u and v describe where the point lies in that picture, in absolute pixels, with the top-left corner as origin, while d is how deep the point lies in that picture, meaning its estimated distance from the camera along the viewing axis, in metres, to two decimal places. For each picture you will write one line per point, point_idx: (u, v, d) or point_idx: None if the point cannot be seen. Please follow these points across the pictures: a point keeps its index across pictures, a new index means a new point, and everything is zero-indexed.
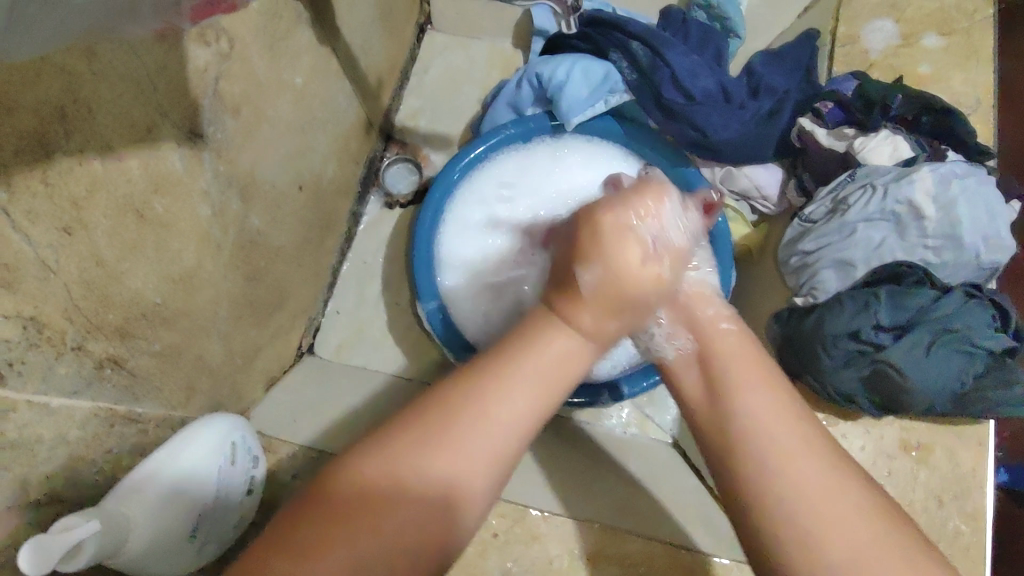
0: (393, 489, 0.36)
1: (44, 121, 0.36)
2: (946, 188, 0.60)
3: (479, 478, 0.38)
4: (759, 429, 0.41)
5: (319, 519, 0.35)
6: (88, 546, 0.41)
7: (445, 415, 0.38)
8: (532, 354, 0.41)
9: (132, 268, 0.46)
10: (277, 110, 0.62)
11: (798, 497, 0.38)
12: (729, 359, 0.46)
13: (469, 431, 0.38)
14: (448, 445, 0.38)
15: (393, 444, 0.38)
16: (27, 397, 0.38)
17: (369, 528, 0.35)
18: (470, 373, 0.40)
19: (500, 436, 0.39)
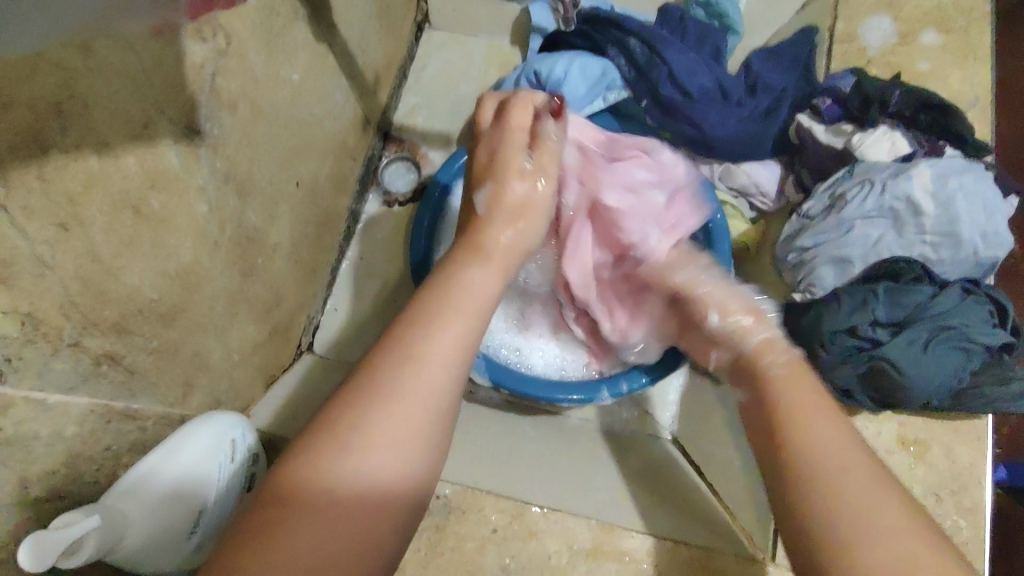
0: (327, 482, 0.37)
1: (40, 118, 0.36)
2: (942, 185, 0.60)
3: (413, 443, 0.39)
4: (826, 463, 0.39)
5: (263, 519, 0.36)
6: (89, 543, 0.41)
7: (360, 396, 0.39)
8: (439, 322, 0.43)
9: (129, 265, 0.46)
10: (274, 106, 0.62)
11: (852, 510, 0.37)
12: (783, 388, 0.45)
13: (393, 408, 0.39)
14: (371, 415, 0.38)
15: (323, 432, 0.38)
16: (25, 393, 0.39)
17: (315, 519, 0.36)
18: (389, 353, 0.41)
19: (420, 403, 0.39)
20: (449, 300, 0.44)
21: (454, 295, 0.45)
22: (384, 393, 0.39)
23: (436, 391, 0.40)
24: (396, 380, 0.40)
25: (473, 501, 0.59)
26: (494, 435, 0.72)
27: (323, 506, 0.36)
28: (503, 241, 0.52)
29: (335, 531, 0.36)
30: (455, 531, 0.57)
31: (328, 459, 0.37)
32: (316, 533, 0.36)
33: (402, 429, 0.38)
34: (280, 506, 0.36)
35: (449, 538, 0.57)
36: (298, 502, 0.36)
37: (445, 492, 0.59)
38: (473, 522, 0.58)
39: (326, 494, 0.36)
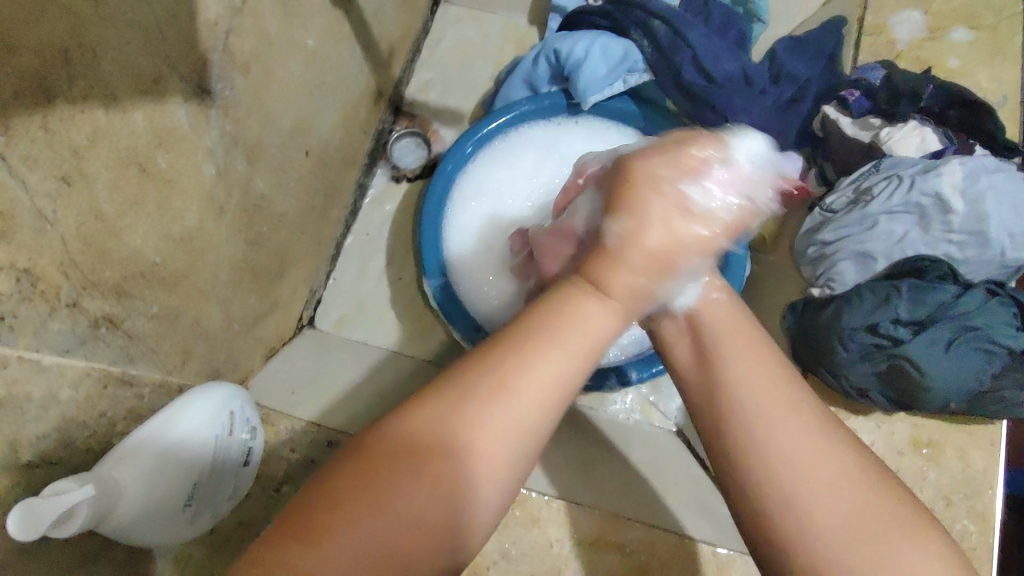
0: (428, 456, 0.33)
1: (47, 63, 0.34)
2: (973, 183, 0.58)
3: (513, 439, 0.35)
4: (755, 403, 0.37)
5: (352, 485, 0.32)
6: (80, 511, 0.39)
7: (477, 393, 0.35)
8: (574, 320, 0.37)
9: (131, 226, 0.44)
10: (288, 70, 0.60)
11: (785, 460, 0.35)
12: (721, 325, 0.42)
13: (505, 404, 0.35)
14: (478, 419, 0.34)
15: (437, 409, 0.34)
16: (19, 352, 0.37)
17: (398, 497, 0.32)
18: (513, 347, 0.36)
19: (528, 409, 0.35)
20: (571, 319, 0.37)
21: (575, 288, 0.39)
22: (504, 386, 0.35)
23: (537, 411, 0.35)
24: (504, 393, 0.35)
25: None
26: None
27: (414, 482, 0.33)
28: (630, 288, 0.38)
29: (394, 535, 0.32)
30: None
31: (440, 423, 0.34)
32: (402, 514, 0.32)
33: (507, 423, 0.34)
34: (379, 466, 0.33)
35: None
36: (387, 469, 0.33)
37: None
38: None
39: (414, 475, 0.33)
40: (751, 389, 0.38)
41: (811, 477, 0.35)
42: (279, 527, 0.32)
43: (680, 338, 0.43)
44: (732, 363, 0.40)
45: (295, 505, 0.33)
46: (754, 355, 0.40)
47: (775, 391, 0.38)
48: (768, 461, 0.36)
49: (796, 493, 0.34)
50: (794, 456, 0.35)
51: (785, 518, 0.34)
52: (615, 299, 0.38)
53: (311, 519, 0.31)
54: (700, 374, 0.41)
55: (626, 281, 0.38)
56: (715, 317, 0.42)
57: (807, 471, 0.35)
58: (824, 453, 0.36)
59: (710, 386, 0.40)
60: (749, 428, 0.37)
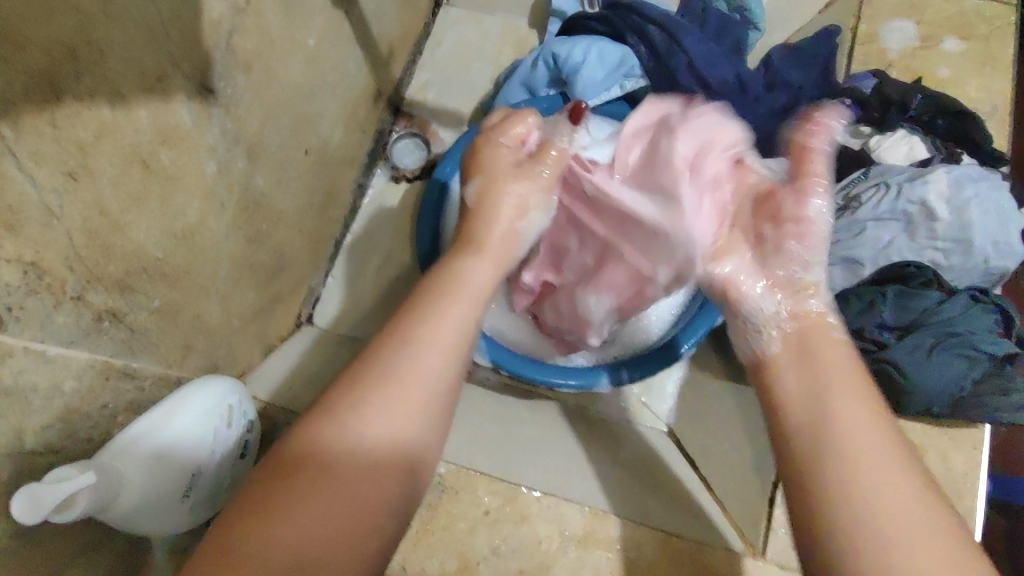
0: (339, 451, 0.37)
1: (55, 62, 0.35)
2: (959, 192, 0.60)
3: (415, 410, 0.40)
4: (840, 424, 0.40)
5: (275, 484, 0.36)
6: (83, 498, 0.41)
7: (379, 370, 0.41)
8: (442, 308, 0.45)
9: (135, 221, 0.45)
10: (289, 70, 0.61)
11: (880, 502, 0.36)
12: (831, 359, 0.44)
13: (392, 385, 0.40)
14: (376, 391, 0.40)
15: (339, 397, 0.39)
16: (25, 343, 0.38)
17: (317, 490, 0.36)
18: (394, 337, 0.43)
19: (419, 386, 0.41)
20: (451, 293, 0.46)
21: (453, 284, 0.47)
22: (386, 371, 0.41)
23: (440, 373, 0.42)
24: (391, 357, 0.41)
25: (467, 481, 0.59)
26: (492, 415, 0.71)
27: (332, 470, 0.37)
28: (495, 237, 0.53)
29: (334, 515, 0.36)
30: (448, 509, 0.58)
31: (349, 418, 0.38)
32: (325, 503, 0.36)
33: (403, 404, 0.40)
34: (291, 469, 0.37)
35: (441, 515, 0.58)
36: (305, 469, 0.37)
37: (440, 471, 0.59)
38: (467, 502, 0.58)
39: (330, 471, 0.37)
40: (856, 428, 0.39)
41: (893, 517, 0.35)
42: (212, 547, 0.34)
43: (789, 369, 0.45)
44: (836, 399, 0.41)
45: (222, 524, 0.35)
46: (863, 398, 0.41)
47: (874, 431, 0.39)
48: (856, 481, 0.37)
49: (887, 542, 0.34)
50: (886, 502, 0.36)
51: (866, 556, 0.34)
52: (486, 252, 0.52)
53: (237, 521, 0.35)
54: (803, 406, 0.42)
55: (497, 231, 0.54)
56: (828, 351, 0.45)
57: (903, 518, 0.35)
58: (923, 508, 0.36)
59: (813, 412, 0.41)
60: (844, 460, 0.38)
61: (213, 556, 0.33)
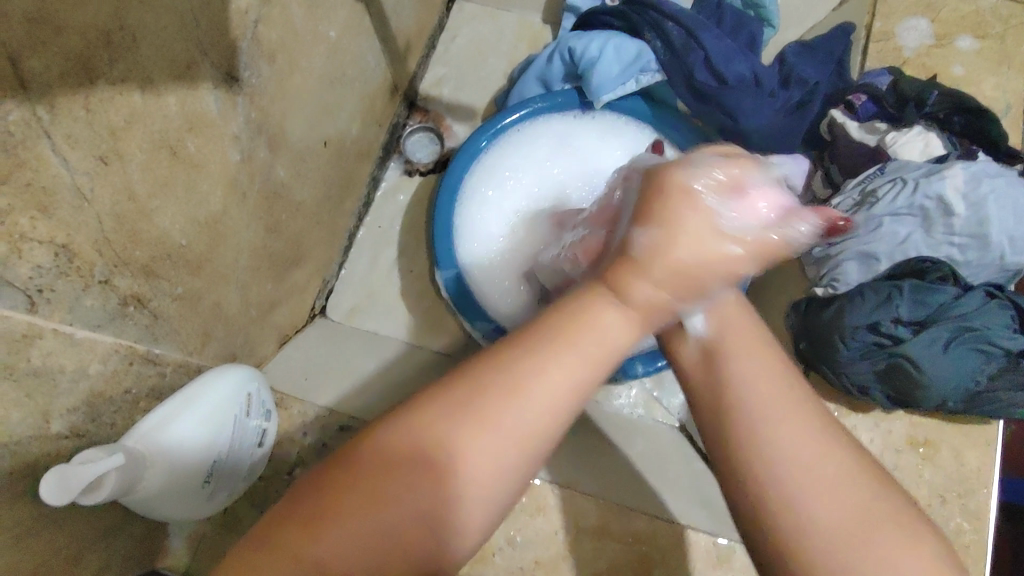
0: (409, 470, 0.34)
1: (91, 45, 0.35)
2: (975, 188, 0.60)
3: (508, 468, 0.35)
4: (754, 401, 0.37)
5: (342, 482, 0.33)
6: (109, 481, 0.41)
7: (484, 401, 0.35)
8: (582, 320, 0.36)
9: (161, 207, 0.45)
10: (311, 61, 0.62)
11: (785, 461, 0.35)
12: (729, 327, 0.40)
13: (491, 437, 0.34)
14: (479, 431, 0.34)
15: (428, 419, 0.35)
16: (54, 325, 0.38)
17: (385, 499, 0.33)
18: (514, 351, 0.36)
19: (515, 440, 0.35)
20: (577, 333, 0.36)
21: (580, 328, 0.36)
22: (489, 412, 0.34)
23: (552, 420, 0.36)
24: (506, 400, 0.35)
25: None
26: None
27: (410, 482, 0.34)
28: (647, 297, 0.37)
29: (386, 534, 0.33)
30: None
31: (436, 447, 0.34)
32: (396, 516, 0.33)
33: (500, 458, 0.34)
34: (367, 472, 0.34)
35: None
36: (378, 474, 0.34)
37: None
38: None
39: (396, 492, 0.33)
40: (753, 386, 0.38)
41: (798, 473, 0.35)
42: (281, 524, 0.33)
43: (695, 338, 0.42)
44: (738, 362, 0.39)
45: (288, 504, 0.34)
46: (759, 357, 0.39)
47: (777, 389, 0.38)
48: (758, 437, 0.36)
49: (799, 504, 0.34)
50: (793, 459, 0.35)
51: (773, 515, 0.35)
52: (632, 307, 0.37)
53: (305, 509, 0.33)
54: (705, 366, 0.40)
55: (644, 291, 0.36)
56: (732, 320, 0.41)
57: (799, 475, 0.35)
58: (818, 461, 0.35)
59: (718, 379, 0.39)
60: (752, 419, 0.37)
61: (280, 543, 0.32)
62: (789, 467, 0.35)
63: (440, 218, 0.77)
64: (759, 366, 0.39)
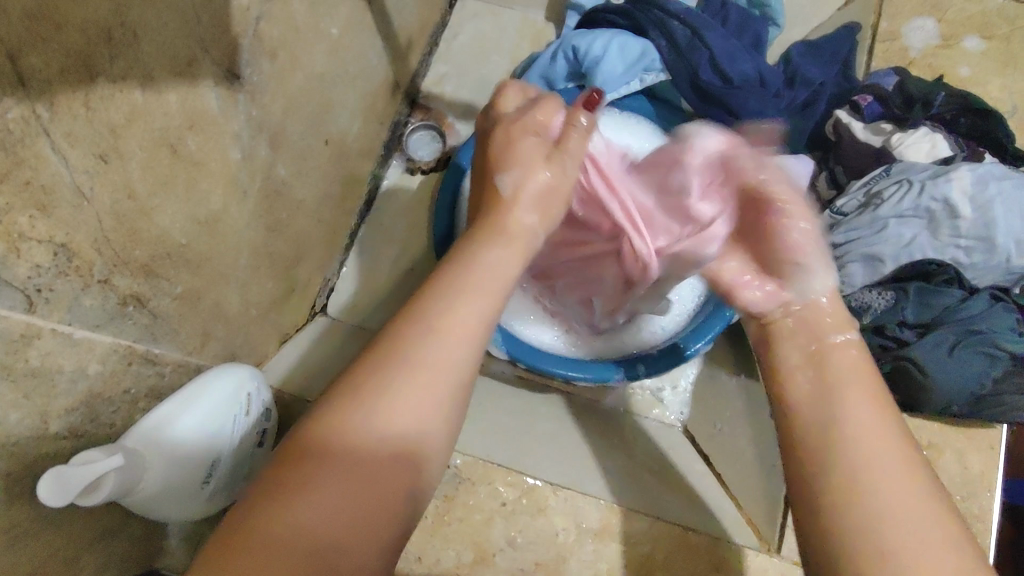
0: (345, 435, 0.36)
1: (90, 42, 0.34)
2: (982, 190, 0.60)
3: (436, 408, 0.38)
4: (864, 442, 0.39)
5: (285, 471, 0.34)
6: (108, 482, 0.41)
7: (387, 355, 0.39)
8: (481, 255, 0.46)
9: (161, 206, 0.45)
10: (312, 58, 0.61)
11: (879, 505, 0.36)
12: (843, 370, 0.43)
13: (415, 370, 0.39)
14: (403, 371, 0.38)
15: (340, 393, 0.37)
16: (53, 325, 0.38)
17: (321, 480, 0.34)
18: (417, 313, 0.41)
19: (443, 368, 0.39)
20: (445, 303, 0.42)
21: (473, 269, 0.45)
22: (409, 348, 0.39)
23: (464, 356, 0.40)
24: (428, 337, 0.40)
25: (483, 473, 0.59)
26: (506, 409, 0.70)
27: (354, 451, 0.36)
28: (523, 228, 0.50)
29: (349, 501, 0.34)
30: (464, 501, 0.58)
31: (363, 400, 0.37)
32: (347, 488, 0.35)
33: (426, 392, 0.38)
34: (304, 459, 0.35)
35: (457, 507, 0.57)
36: (314, 458, 0.35)
37: (456, 462, 0.59)
38: (484, 494, 0.58)
39: (333, 464, 0.35)
40: (863, 429, 0.39)
41: (893, 512, 0.35)
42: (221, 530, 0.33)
43: (794, 372, 0.45)
44: (848, 400, 0.41)
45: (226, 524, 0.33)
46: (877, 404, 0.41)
47: (884, 435, 0.39)
48: (850, 471, 0.38)
49: (886, 541, 0.35)
50: (889, 505, 0.36)
51: (857, 555, 0.35)
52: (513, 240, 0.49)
53: (241, 517, 0.33)
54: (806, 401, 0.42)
55: (523, 219, 0.50)
56: (840, 359, 0.44)
57: (895, 521, 0.35)
58: (917, 508, 0.36)
59: (815, 420, 0.41)
60: (849, 453, 0.39)
61: (230, 541, 0.32)
62: (889, 513, 0.36)
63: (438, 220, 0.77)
64: (861, 408, 0.40)
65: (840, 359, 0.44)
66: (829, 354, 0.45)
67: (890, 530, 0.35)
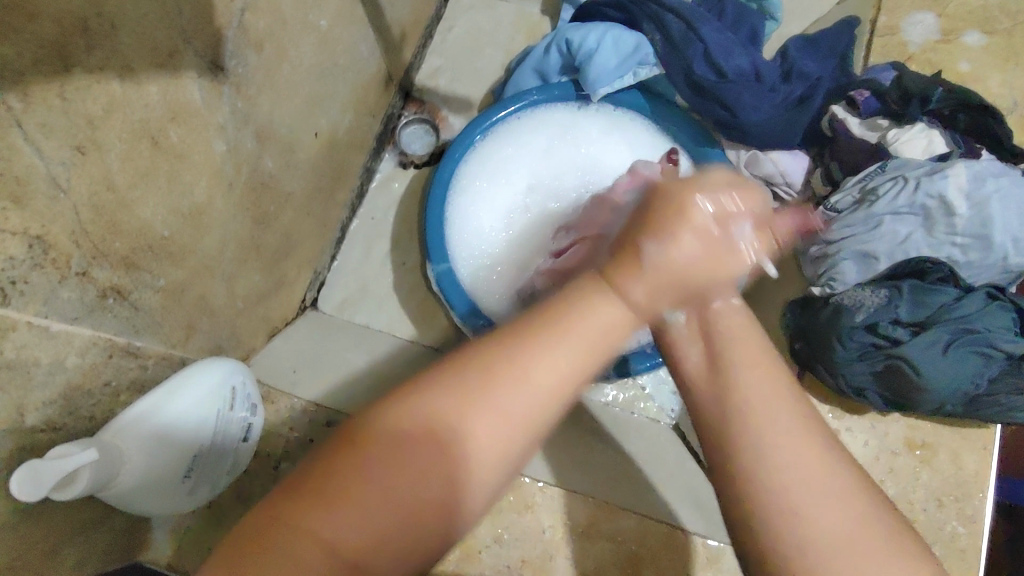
0: (404, 454, 0.32)
1: (64, 32, 0.34)
2: (978, 187, 0.59)
3: (511, 434, 0.34)
4: (756, 417, 0.35)
5: (328, 473, 0.32)
6: (84, 475, 0.40)
7: (454, 375, 0.34)
8: (671, 235, 0.37)
9: (142, 198, 0.44)
10: (300, 50, 0.60)
11: (781, 482, 0.33)
12: (731, 327, 0.39)
13: (521, 392, 0.34)
14: (478, 389, 0.34)
15: (404, 399, 0.34)
16: (29, 318, 0.37)
17: (366, 494, 0.32)
18: (538, 320, 0.36)
19: (542, 388, 0.34)
20: (568, 322, 0.35)
21: (643, 265, 0.37)
22: (521, 364, 0.34)
23: (576, 372, 0.35)
24: (523, 354, 0.34)
25: None
26: None
27: (412, 462, 0.32)
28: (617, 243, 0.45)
29: (385, 521, 0.32)
30: None
31: (420, 419, 0.33)
32: (377, 509, 0.32)
33: (510, 413, 0.34)
34: (346, 467, 0.32)
35: None
36: (360, 467, 0.32)
37: None
38: None
39: (376, 480, 0.32)
40: (750, 398, 0.36)
41: (800, 486, 0.33)
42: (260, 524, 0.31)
43: (688, 343, 0.39)
44: (739, 376, 0.37)
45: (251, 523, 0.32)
46: (761, 368, 0.37)
47: (775, 397, 0.36)
48: (748, 447, 0.35)
49: (797, 518, 0.33)
50: (794, 481, 0.33)
51: (779, 543, 0.33)
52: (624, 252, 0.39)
53: (276, 517, 0.31)
54: (707, 377, 0.38)
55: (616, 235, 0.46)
56: (729, 323, 0.39)
57: (804, 484, 0.33)
58: (820, 465, 0.34)
59: (721, 405, 0.36)
60: (751, 435, 0.35)
61: (264, 537, 0.31)
62: (791, 483, 0.33)
63: (432, 211, 0.74)
64: (758, 381, 0.36)
65: (722, 322, 0.39)
66: (714, 318, 0.39)
67: (797, 502, 0.33)
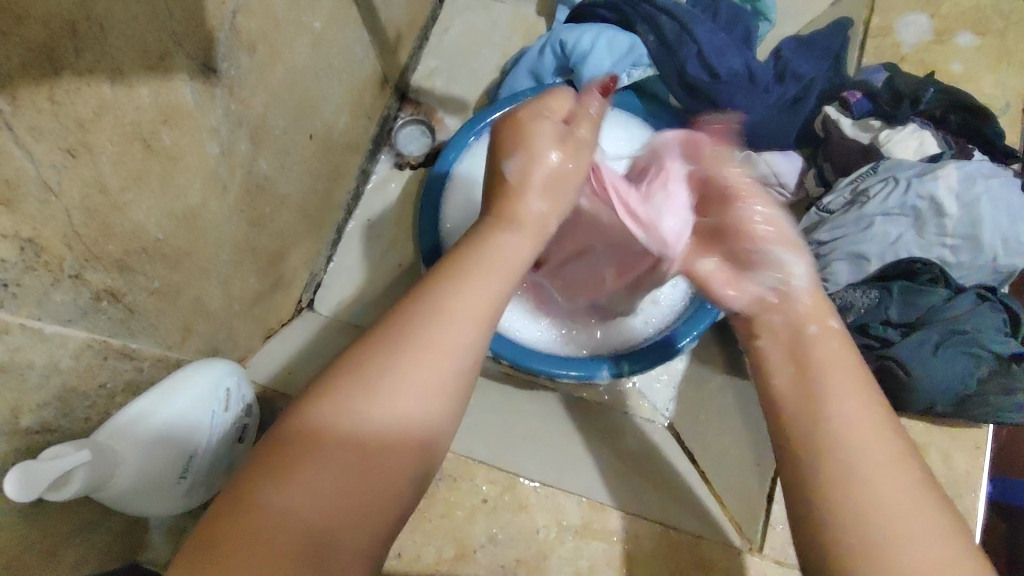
0: (339, 430, 0.35)
1: (54, 35, 0.34)
2: (968, 188, 0.59)
3: (437, 389, 0.38)
4: (845, 444, 0.38)
5: (280, 456, 0.34)
6: (78, 477, 0.41)
7: (375, 346, 0.38)
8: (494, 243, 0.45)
9: (135, 200, 0.45)
10: (294, 51, 0.60)
11: (874, 508, 0.35)
12: (825, 357, 0.43)
13: (429, 348, 0.38)
14: (399, 356, 0.38)
15: (331, 386, 0.37)
16: (21, 321, 0.37)
17: (314, 470, 0.34)
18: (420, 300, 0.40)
19: (447, 350, 0.39)
20: (453, 302, 0.40)
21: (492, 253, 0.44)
22: (420, 332, 0.39)
23: (470, 333, 0.40)
24: (431, 322, 0.39)
25: (465, 469, 0.59)
26: (490, 405, 0.71)
27: (348, 437, 0.35)
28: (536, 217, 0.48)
29: (340, 491, 0.34)
30: (445, 498, 0.58)
31: (346, 400, 0.36)
32: (330, 477, 0.34)
33: (426, 373, 0.38)
34: (294, 448, 0.34)
35: (439, 504, 0.57)
36: (310, 443, 0.35)
37: None
38: (464, 490, 0.58)
39: (323, 453, 0.35)
40: (843, 424, 0.39)
41: (890, 514, 0.35)
42: (221, 514, 0.33)
43: (778, 366, 0.44)
44: (831, 400, 0.40)
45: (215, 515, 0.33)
46: (856, 394, 0.41)
47: (870, 432, 0.39)
48: (837, 474, 0.37)
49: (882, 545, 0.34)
50: (885, 508, 0.35)
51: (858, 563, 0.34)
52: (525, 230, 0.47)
53: (233, 501, 0.33)
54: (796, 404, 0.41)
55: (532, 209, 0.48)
56: (822, 348, 0.44)
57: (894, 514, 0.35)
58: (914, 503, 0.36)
59: (807, 425, 0.40)
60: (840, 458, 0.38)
61: (224, 529, 0.32)
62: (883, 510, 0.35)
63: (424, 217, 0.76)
64: (849, 409, 0.40)
65: (817, 347, 0.44)
66: (807, 342, 0.44)
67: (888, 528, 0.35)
